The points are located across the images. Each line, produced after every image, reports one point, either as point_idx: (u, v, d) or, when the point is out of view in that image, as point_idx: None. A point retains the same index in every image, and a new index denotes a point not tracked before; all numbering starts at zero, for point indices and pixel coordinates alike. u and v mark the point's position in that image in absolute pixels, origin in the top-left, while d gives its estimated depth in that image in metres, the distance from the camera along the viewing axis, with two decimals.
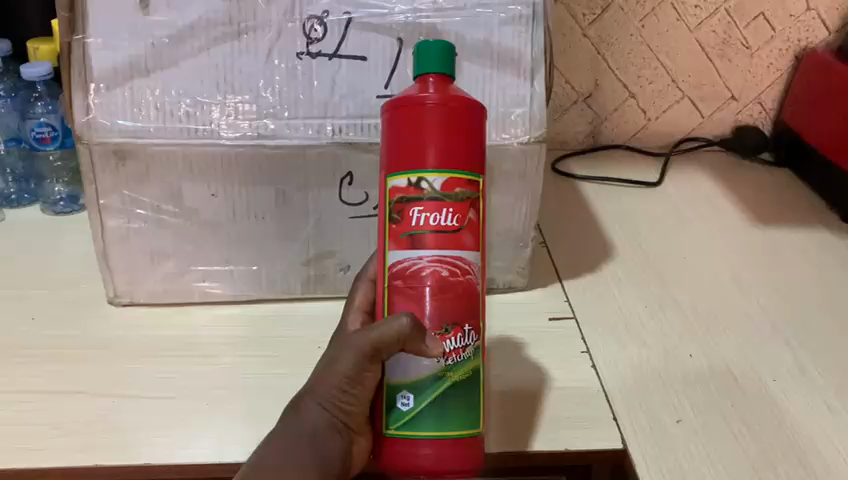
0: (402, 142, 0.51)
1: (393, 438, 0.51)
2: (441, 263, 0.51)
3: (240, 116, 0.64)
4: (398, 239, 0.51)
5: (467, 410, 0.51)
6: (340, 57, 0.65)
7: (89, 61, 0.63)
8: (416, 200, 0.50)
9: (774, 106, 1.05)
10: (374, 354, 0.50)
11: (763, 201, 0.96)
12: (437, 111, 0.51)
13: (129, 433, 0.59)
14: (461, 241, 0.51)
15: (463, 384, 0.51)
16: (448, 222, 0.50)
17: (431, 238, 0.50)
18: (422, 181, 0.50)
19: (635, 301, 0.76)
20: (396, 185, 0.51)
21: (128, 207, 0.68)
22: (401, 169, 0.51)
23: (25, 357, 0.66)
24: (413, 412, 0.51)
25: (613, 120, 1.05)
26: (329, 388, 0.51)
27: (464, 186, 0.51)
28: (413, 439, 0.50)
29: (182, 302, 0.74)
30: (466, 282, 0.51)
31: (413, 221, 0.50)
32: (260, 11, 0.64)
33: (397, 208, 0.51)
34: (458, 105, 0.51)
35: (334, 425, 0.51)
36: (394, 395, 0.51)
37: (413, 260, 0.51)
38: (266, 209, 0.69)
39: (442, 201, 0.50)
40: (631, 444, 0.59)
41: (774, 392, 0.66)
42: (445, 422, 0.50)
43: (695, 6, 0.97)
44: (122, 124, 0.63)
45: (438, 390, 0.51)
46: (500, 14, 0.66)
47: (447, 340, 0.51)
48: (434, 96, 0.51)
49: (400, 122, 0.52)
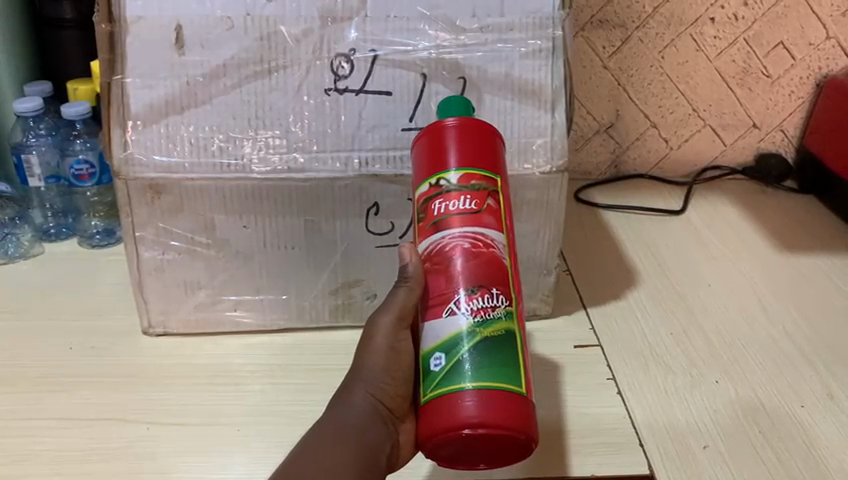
0: (425, 158, 0.58)
1: (432, 401, 0.51)
2: (464, 237, 0.54)
3: (271, 150, 0.67)
4: (425, 232, 0.56)
5: (506, 367, 0.51)
6: (367, 92, 0.67)
7: (127, 99, 0.66)
8: (437, 195, 0.56)
9: (796, 134, 1.06)
10: (399, 322, 0.55)
11: (788, 227, 0.96)
12: (456, 129, 0.57)
13: (163, 460, 0.60)
14: (481, 221, 0.55)
15: (496, 339, 0.52)
16: (466, 206, 0.55)
17: (454, 220, 0.55)
18: (441, 180, 0.56)
19: (659, 328, 0.77)
20: (422, 192, 0.57)
21: (162, 239, 0.70)
22: (426, 175, 0.57)
23: (65, 386, 0.68)
24: (446, 368, 0.51)
25: (635, 149, 1.06)
26: (372, 370, 0.53)
27: (481, 179, 0.56)
28: (452, 396, 0.50)
29: (215, 331, 0.75)
30: (490, 252, 0.54)
31: (435, 212, 0.56)
32: (290, 49, 0.66)
33: (422, 209, 0.57)
34: (476, 124, 0.58)
35: (375, 413, 0.52)
36: (428, 360, 0.53)
37: (437, 242, 0.55)
38: (295, 240, 0.71)
39: (460, 190, 0.55)
40: (658, 470, 0.59)
41: (802, 417, 0.65)
42: (483, 373, 0.50)
43: (715, 37, 0.98)
44: (158, 160, 0.66)
45: (470, 344, 0.51)
46: (520, 48, 0.68)
47: (474, 300, 0.53)
48: (454, 118, 0.58)
49: (425, 143, 0.58)
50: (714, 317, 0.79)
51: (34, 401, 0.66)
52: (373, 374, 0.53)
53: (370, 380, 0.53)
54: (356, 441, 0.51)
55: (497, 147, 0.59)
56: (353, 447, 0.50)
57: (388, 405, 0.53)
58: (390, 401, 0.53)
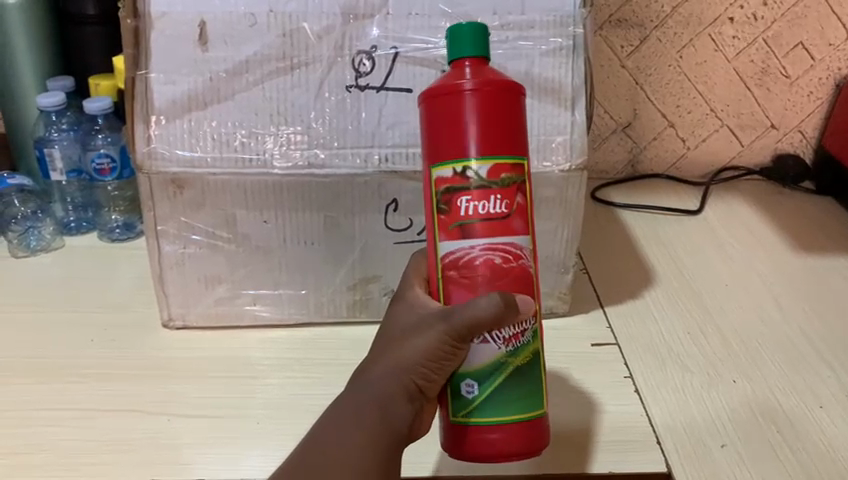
0: (442, 128, 0.53)
1: (459, 424, 0.53)
2: (493, 250, 0.53)
3: (292, 146, 0.68)
4: (449, 229, 0.53)
5: (531, 394, 0.54)
6: (387, 90, 0.68)
7: (151, 95, 0.66)
8: (463, 189, 0.52)
9: (815, 135, 1.05)
10: (465, 334, 0.51)
11: (806, 227, 0.96)
12: (477, 94, 0.52)
13: (181, 451, 0.61)
14: (510, 225, 0.53)
15: (524, 367, 0.54)
16: (496, 209, 0.52)
17: (483, 226, 0.52)
18: (467, 169, 0.52)
19: (677, 328, 0.77)
20: (441, 175, 0.53)
21: (183, 234, 0.71)
22: (448, 160, 0.53)
23: (85, 377, 0.69)
24: (478, 398, 0.53)
25: (653, 149, 1.06)
26: (418, 357, 0.52)
27: (509, 170, 0.53)
28: (480, 425, 0.53)
29: (234, 325, 0.76)
30: (520, 264, 0.54)
31: (461, 211, 0.52)
32: (312, 45, 0.66)
33: (444, 199, 0.53)
34: (498, 88, 0.52)
35: (404, 390, 0.52)
36: (458, 382, 0.53)
37: (464, 250, 0.53)
38: (315, 235, 0.71)
39: (489, 188, 0.52)
40: (674, 468, 0.60)
41: (820, 417, 0.65)
42: (512, 406, 0.53)
43: (734, 37, 0.98)
44: (180, 154, 0.67)
45: (502, 376, 0.53)
46: (541, 46, 0.68)
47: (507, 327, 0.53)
48: (474, 81, 0.52)
49: (440, 107, 0.53)
50: (731, 317, 0.78)
51: (55, 391, 0.67)
52: (417, 361, 0.52)
53: (405, 361, 0.52)
54: (382, 416, 0.50)
55: (518, 111, 0.54)
56: (379, 420, 0.50)
57: (422, 388, 0.52)
58: (425, 386, 0.52)
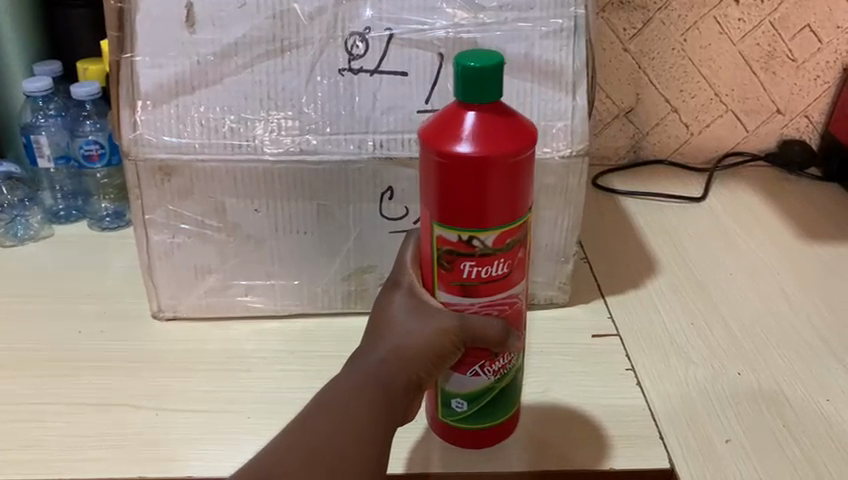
0: (449, 196, 0.50)
1: (447, 424, 0.59)
2: (491, 307, 0.55)
3: (283, 132, 0.65)
4: (449, 284, 0.54)
5: (510, 402, 0.59)
6: (381, 73, 0.65)
7: (136, 79, 0.64)
8: (467, 255, 0.52)
9: (822, 120, 1.03)
10: (465, 335, 0.53)
11: (813, 213, 0.94)
12: (486, 168, 0.49)
13: (170, 446, 0.59)
14: (511, 281, 0.54)
15: (509, 387, 0.59)
16: (498, 272, 0.53)
17: (482, 287, 0.54)
18: (473, 239, 0.52)
19: (680, 319, 0.75)
20: (445, 236, 0.52)
21: (172, 222, 0.69)
22: (453, 224, 0.51)
23: (73, 370, 0.67)
24: (466, 412, 0.58)
25: (656, 134, 1.03)
26: (419, 347, 0.53)
27: (513, 234, 0.52)
28: (465, 429, 0.59)
29: (225, 316, 0.74)
30: (514, 310, 0.56)
31: (464, 273, 0.53)
32: (303, 27, 0.64)
33: (446, 258, 0.53)
34: (509, 159, 0.49)
35: (404, 375, 0.52)
36: (448, 398, 0.58)
37: (464, 304, 0.54)
38: (307, 224, 0.69)
39: (493, 255, 0.52)
40: (678, 465, 0.58)
41: (828, 411, 0.63)
42: (494, 414, 0.59)
43: (739, 19, 0.95)
44: (168, 140, 0.65)
45: (488, 395, 0.58)
46: (541, 28, 0.66)
47: (496, 362, 0.56)
48: (484, 154, 0.48)
49: (446, 176, 0.50)
50: (738, 308, 0.76)
51: (42, 385, 0.65)
52: (418, 351, 0.53)
53: (406, 345, 0.53)
54: (380, 396, 0.51)
55: (527, 169, 0.51)
56: (375, 400, 0.51)
57: (421, 378, 0.53)
58: (424, 376, 0.53)
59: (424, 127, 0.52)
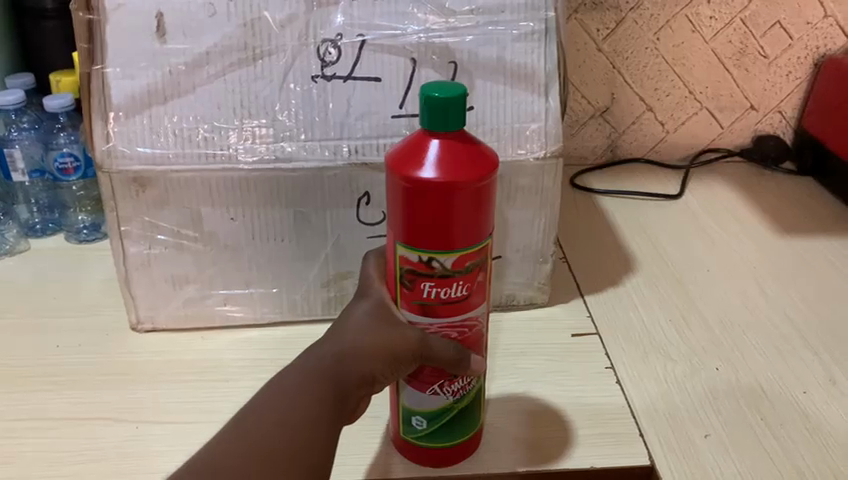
0: (415, 220, 0.51)
1: (408, 442, 0.59)
2: (451, 328, 0.54)
3: (257, 140, 0.65)
4: (410, 303, 0.54)
5: (471, 422, 0.59)
6: (355, 79, 0.65)
7: (108, 90, 0.64)
8: (427, 276, 0.52)
9: (793, 115, 1.04)
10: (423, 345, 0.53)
11: (787, 208, 0.95)
12: (450, 194, 0.49)
13: (152, 458, 0.59)
14: (471, 303, 0.54)
15: (469, 407, 0.58)
16: (458, 293, 0.53)
17: (441, 308, 0.53)
18: (434, 259, 0.52)
19: (658, 315, 0.75)
20: (408, 256, 0.52)
21: (148, 233, 0.68)
22: (418, 245, 0.51)
23: (51, 385, 0.67)
24: (425, 430, 0.57)
25: (632, 133, 1.04)
26: (377, 351, 0.52)
27: (474, 257, 0.52)
28: (424, 448, 0.58)
29: (205, 326, 0.74)
30: (474, 333, 0.56)
31: (423, 293, 0.53)
32: (275, 35, 0.64)
33: (407, 278, 0.53)
34: (472, 186, 0.50)
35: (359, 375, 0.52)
36: (409, 415, 0.57)
37: (423, 325, 0.54)
38: (284, 231, 0.69)
39: (453, 277, 0.52)
40: (658, 461, 0.58)
41: (804, 403, 0.64)
42: (454, 433, 0.58)
43: (711, 18, 0.96)
44: (142, 151, 0.65)
45: (447, 414, 0.57)
46: (512, 31, 0.66)
47: (456, 382, 0.56)
48: (447, 180, 0.49)
49: (411, 200, 0.50)
50: (715, 304, 0.77)
51: (21, 401, 0.65)
52: (375, 354, 0.52)
53: (366, 347, 0.52)
54: (334, 394, 0.51)
55: (489, 195, 0.52)
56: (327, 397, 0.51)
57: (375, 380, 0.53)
58: (379, 378, 0.53)
59: (390, 153, 0.52)
